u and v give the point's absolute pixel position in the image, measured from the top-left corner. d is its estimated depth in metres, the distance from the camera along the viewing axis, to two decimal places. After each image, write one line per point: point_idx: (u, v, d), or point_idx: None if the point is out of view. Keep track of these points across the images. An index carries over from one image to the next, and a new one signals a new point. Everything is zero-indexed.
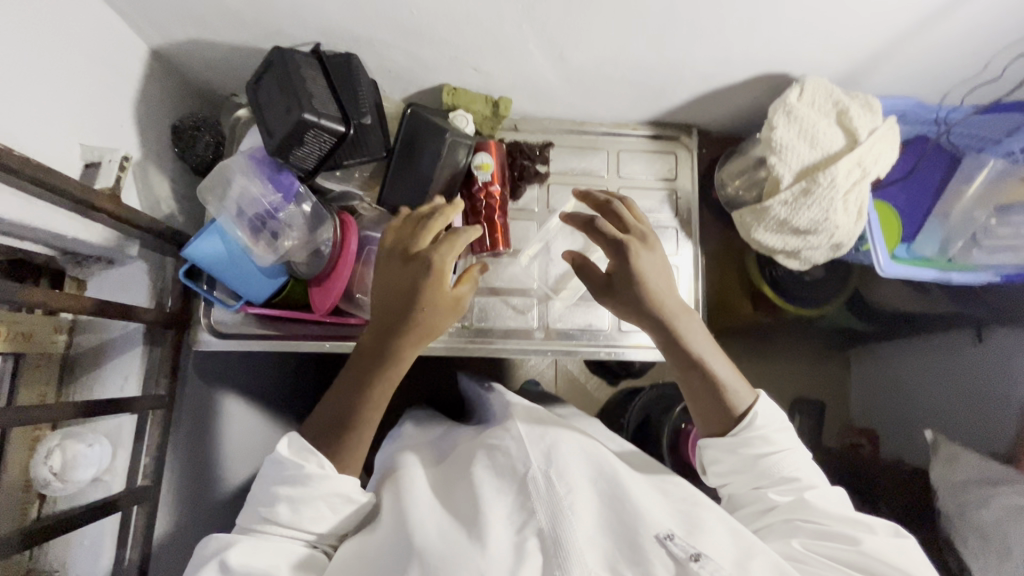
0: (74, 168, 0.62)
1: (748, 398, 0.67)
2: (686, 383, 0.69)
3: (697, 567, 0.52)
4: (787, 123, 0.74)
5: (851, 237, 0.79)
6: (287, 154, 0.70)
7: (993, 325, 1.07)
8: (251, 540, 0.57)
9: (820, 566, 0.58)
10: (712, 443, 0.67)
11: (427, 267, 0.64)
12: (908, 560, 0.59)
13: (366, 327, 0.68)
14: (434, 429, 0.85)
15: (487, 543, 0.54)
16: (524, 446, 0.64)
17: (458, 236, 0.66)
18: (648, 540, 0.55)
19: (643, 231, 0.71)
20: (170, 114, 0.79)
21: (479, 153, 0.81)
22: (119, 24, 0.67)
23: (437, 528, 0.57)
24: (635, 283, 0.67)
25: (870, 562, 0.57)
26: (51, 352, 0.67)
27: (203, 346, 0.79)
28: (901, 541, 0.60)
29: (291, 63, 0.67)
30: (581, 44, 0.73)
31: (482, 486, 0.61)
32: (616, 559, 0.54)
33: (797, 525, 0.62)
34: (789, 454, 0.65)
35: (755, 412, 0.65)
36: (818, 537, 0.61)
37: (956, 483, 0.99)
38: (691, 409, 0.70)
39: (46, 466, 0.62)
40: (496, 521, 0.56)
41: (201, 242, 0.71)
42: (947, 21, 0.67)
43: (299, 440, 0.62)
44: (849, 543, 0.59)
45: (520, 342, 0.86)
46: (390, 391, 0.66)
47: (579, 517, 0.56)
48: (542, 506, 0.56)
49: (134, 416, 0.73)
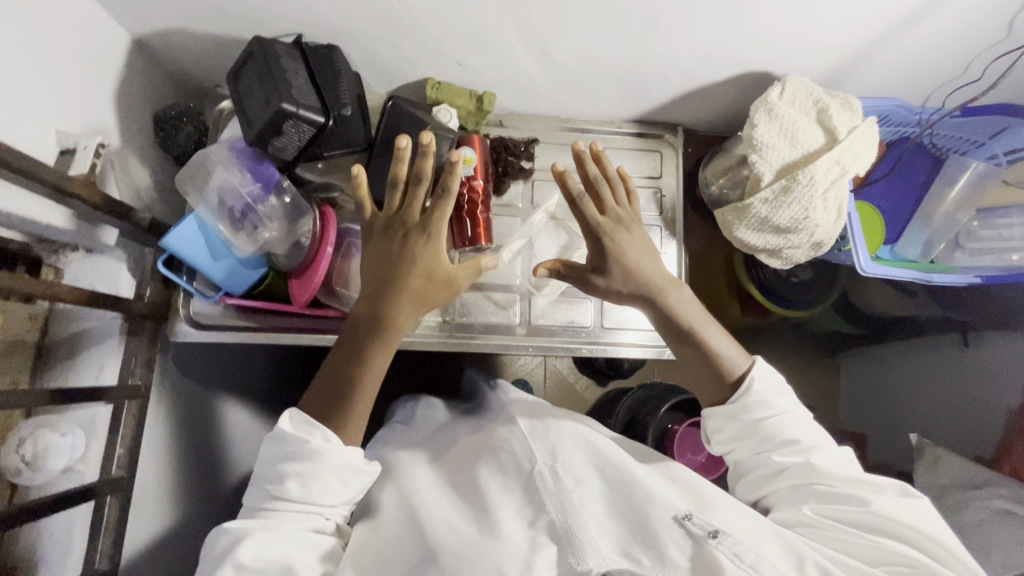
0: (48, 155, 0.62)
1: (744, 363, 0.68)
2: (683, 353, 0.70)
3: (714, 544, 0.53)
4: (767, 121, 0.74)
5: (831, 236, 0.79)
6: (265, 144, 0.70)
7: (980, 330, 1.08)
8: (262, 528, 0.56)
9: (832, 531, 0.59)
10: (714, 411, 0.66)
11: (421, 235, 0.66)
12: (918, 517, 0.59)
13: (358, 298, 0.68)
14: (422, 422, 0.84)
15: (502, 535, 0.56)
16: (529, 448, 0.63)
17: (445, 205, 0.66)
18: (662, 523, 0.55)
19: (622, 214, 0.71)
20: (151, 105, 0.79)
21: (461, 147, 0.80)
22: (98, 11, 0.67)
23: (447, 523, 0.59)
24: (614, 259, 0.69)
25: (881, 521, 0.58)
26: (25, 341, 0.65)
27: (182, 337, 0.78)
28: (911, 500, 0.60)
29: (270, 52, 0.66)
30: (563, 40, 0.73)
31: (489, 485, 0.62)
32: (630, 543, 0.55)
33: (809, 489, 0.62)
34: (789, 416, 0.64)
35: (752, 376, 0.65)
36: (828, 500, 0.61)
37: (941, 485, 0.98)
38: (690, 380, 0.71)
39: (17, 455, 0.61)
40: (507, 518, 0.58)
41: (179, 232, 0.69)
42: (925, 22, 0.67)
43: (301, 414, 0.62)
44: (859, 504, 0.60)
45: (501, 338, 0.86)
46: (389, 358, 0.67)
47: (591, 512, 0.57)
48: (552, 501, 0.58)
49: (110, 406, 0.74)
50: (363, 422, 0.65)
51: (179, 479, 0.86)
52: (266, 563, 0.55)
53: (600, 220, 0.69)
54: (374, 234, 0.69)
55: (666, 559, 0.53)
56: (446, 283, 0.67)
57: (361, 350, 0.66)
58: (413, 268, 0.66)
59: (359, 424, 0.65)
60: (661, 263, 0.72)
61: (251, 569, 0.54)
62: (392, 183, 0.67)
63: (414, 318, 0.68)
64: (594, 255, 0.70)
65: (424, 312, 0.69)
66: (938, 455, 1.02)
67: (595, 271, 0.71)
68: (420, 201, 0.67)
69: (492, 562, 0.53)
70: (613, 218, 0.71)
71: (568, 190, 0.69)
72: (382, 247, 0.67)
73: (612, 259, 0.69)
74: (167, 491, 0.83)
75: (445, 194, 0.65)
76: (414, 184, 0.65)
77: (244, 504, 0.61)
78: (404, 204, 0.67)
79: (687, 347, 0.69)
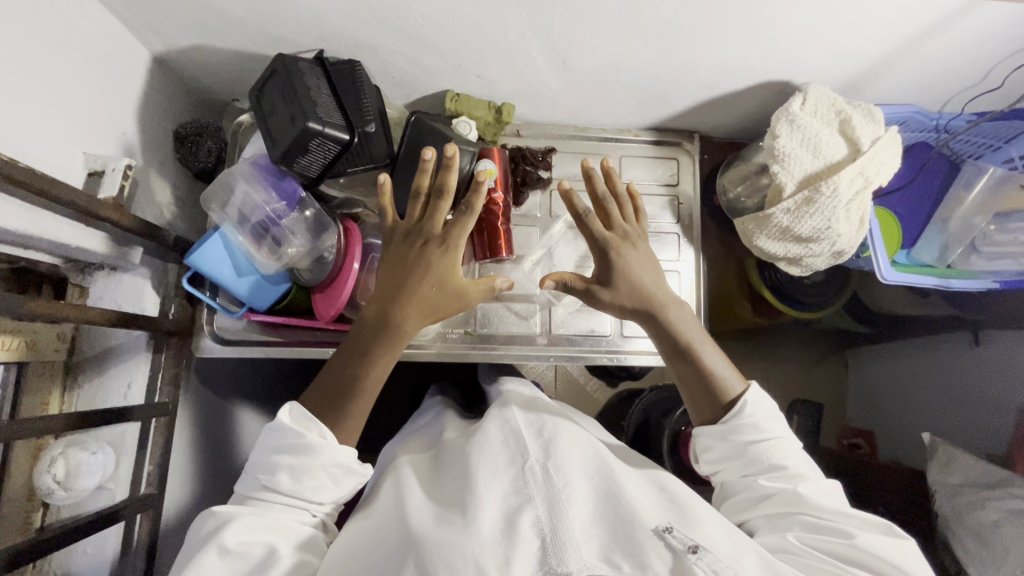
0: (76, 177, 0.62)
1: (739, 385, 0.69)
2: (677, 371, 0.71)
3: (693, 559, 0.51)
4: (789, 132, 0.75)
5: (852, 245, 0.80)
6: (291, 163, 0.69)
7: (989, 329, 1.09)
8: (249, 516, 0.57)
9: (812, 558, 0.58)
10: (704, 430, 0.68)
11: (438, 246, 0.66)
12: (906, 559, 0.58)
13: (366, 303, 0.68)
14: (432, 419, 0.86)
15: (478, 526, 0.53)
16: (522, 438, 0.64)
17: (467, 218, 0.66)
18: (644, 533, 0.54)
19: (629, 230, 0.72)
20: (172, 120, 0.79)
21: (482, 160, 0.79)
22: (119, 28, 0.67)
23: (430, 515, 0.57)
24: (618, 277, 0.70)
25: (863, 555, 0.57)
26: (54, 360, 0.67)
27: (206, 353, 0.79)
28: (896, 538, 0.60)
29: (295, 71, 0.67)
30: (583, 51, 0.73)
31: (477, 470, 0.60)
32: (613, 549, 0.53)
33: (795, 517, 0.62)
34: (779, 442, 0.65)
35: (746, 398, 0.66)
36: (814, 531, 0.60)
37: (955, 485, 0.99)
38: (683, 397, 0.72)
39: (50, 475, 0.62)
40: (490, 506, 0.56)
41: (204, 251, 0.70)
42: (949, 31, 0.67)
43: (301, 408, 0.62)
44: (843, 537, 0.59)
45: (522, 348, 0.87)
46: (384, 376, 0.66)
47: (577, 514, 0.55)
48: (540, 494, 0.57)
49: (139, 424, 0.73)
50: (361, 420, 0.65)
51: (204, 494, 0.86)
52: (249, 547, 0.55)
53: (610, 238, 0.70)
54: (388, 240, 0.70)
55: (647, 568, 0.51)
56: (457, 295, 0.67)
57: (361, 357, 0.65)
58: (425, 276, 0.66)
59: (358, 420, 0.65)
60: (664, 279, 0.73)
61: (234, 554, 0.54)
62: (414, 194, 0.67)
63: (417, 330, 0.68)
64: (600, 268, 0.71)
65: (432, 323, 0.67)
66: (952, 455, 1.02)
67: (599, 284, 0.71)
68: (441, 215, 0.67)
69: (469, 552, 0.51)
70: (619, 234, 0.72)
71: (575, 208, 0.70)
72: (399, 254, 0.67)
73: (616, 272, 0.70)
74: (196, 504, 0.84)
75: (468, 209, 0.65)
76: (437, 198, 0.66)
77: (237, 491, 0.62)
78: (423, 216, 0.68)
79: (682, 361, 0.70)
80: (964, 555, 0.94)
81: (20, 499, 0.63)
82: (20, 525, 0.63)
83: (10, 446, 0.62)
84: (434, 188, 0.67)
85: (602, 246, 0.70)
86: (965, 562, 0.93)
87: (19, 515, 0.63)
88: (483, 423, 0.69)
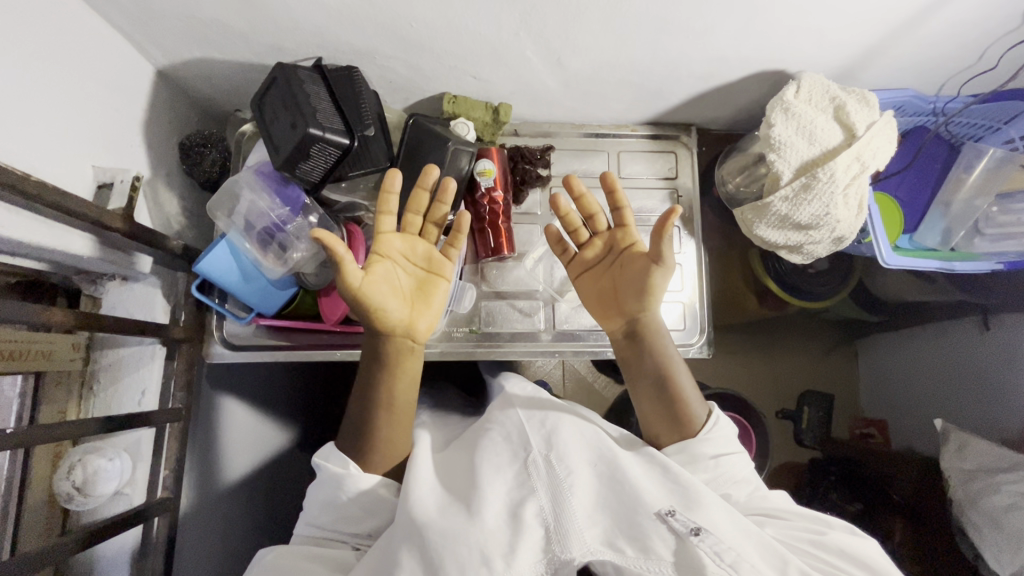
0: (86, 190, 0.64)
1: (704, 412, 0.68)
2: (648, 391, 0.69)
3: (696, 541, 0.52)
4: (785, 120, 0.76)
5: (853, 230, 0.80)
6: (293, 168, 0.71)
7: (998, 313, 1.04)
8: (291, 546, 0.60)
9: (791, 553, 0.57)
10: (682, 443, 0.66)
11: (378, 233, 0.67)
12: (872, 554, 0.59)
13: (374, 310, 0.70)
14: (441, 416, 0.87)
15: (484, 517, 0.54)
16: (524, 431, 0.63)
17: (391, 196, 0.66)
18: (648, 518, 0.54)
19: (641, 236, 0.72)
20: (177, 132, 0.81)
21: (480, 159, 0.82)
22: (123, 45, 0.69)
23: (435, 503, 0.57)
24: (634, 267, 0.69)
25: (835, 551, 0.58)
26: (71, 369, 0.70)
27: (216, 358, 0.80)
28: (860, 538, 0.61)
29: (296, 79, 0.68)
30: (577, 49, 0.74)
31: (482, 466, 0.60)
32: (616, 533, 0.54)
33: (767, 518, 0.62)
34: (741, 458, 0.66)
35: (716, 412, 0.68)
36: (787, 527, 0.61)
37: (968, 471, 0.97)
38: (649, 421, 0.69)
39: (69, 481, 0.64)
40: (494, 496, 0.56)
41: (212, 259, 0.71)
42: (940, 14, 0.67)
43: (334, 452, 0.63)
44: (815, 533, 0.60)
45: (526, 344, 0.88)
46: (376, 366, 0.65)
47: (581, 502, 0.56)
48: (543, 485, 0.57)
49: (153, 429, 0.74)
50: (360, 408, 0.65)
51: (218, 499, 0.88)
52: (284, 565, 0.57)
53: (665, 252, 0.66)
54: (391, 256, 0.67)
55: (650, 551, 0.53)
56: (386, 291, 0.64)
57: (367, 375, 0.66)
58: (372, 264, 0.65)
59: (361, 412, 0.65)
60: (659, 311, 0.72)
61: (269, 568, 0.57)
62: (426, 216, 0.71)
63: (410, 333, 0.67)
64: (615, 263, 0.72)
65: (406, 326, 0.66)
66: (964, 440, 0.98)
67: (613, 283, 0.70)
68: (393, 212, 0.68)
69: (476, 543, 0.52)
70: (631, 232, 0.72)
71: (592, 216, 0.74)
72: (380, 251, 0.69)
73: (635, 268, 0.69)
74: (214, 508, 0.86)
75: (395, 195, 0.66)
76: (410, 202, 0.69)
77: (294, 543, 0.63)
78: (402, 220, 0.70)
79: (660, 389, 0.68)
80: (980, 539, 0.92)
81: (42, 505, 0.66)
82: (43, 529, 0.66)
83: (32, 451, 0.65)
84: (416, 201, 0.69)
85: (652, 256, 0.67)
86: (981, 546, 0.92)
87: (41, 521, 0.65)
88: (485, 422, 0.68)
